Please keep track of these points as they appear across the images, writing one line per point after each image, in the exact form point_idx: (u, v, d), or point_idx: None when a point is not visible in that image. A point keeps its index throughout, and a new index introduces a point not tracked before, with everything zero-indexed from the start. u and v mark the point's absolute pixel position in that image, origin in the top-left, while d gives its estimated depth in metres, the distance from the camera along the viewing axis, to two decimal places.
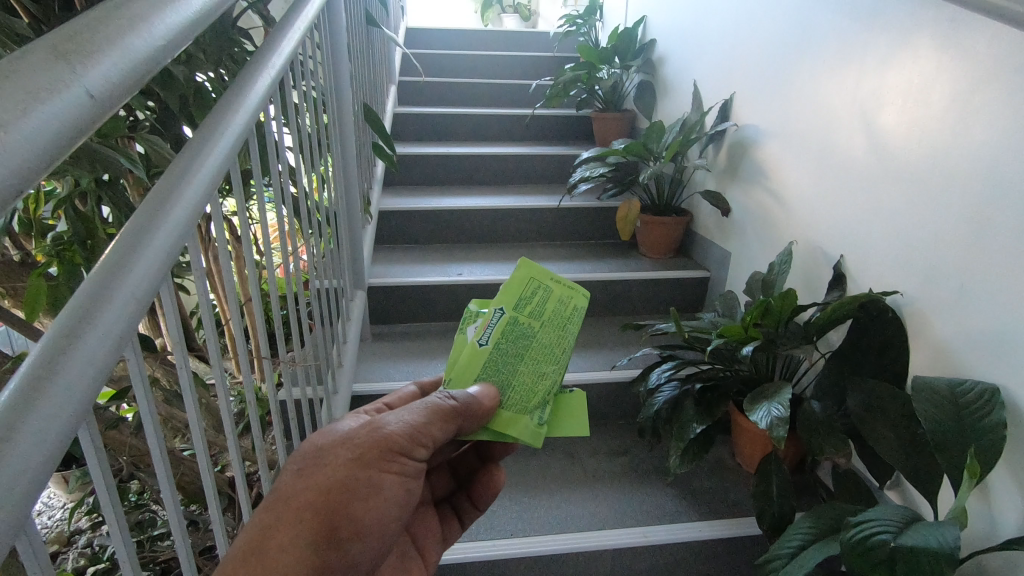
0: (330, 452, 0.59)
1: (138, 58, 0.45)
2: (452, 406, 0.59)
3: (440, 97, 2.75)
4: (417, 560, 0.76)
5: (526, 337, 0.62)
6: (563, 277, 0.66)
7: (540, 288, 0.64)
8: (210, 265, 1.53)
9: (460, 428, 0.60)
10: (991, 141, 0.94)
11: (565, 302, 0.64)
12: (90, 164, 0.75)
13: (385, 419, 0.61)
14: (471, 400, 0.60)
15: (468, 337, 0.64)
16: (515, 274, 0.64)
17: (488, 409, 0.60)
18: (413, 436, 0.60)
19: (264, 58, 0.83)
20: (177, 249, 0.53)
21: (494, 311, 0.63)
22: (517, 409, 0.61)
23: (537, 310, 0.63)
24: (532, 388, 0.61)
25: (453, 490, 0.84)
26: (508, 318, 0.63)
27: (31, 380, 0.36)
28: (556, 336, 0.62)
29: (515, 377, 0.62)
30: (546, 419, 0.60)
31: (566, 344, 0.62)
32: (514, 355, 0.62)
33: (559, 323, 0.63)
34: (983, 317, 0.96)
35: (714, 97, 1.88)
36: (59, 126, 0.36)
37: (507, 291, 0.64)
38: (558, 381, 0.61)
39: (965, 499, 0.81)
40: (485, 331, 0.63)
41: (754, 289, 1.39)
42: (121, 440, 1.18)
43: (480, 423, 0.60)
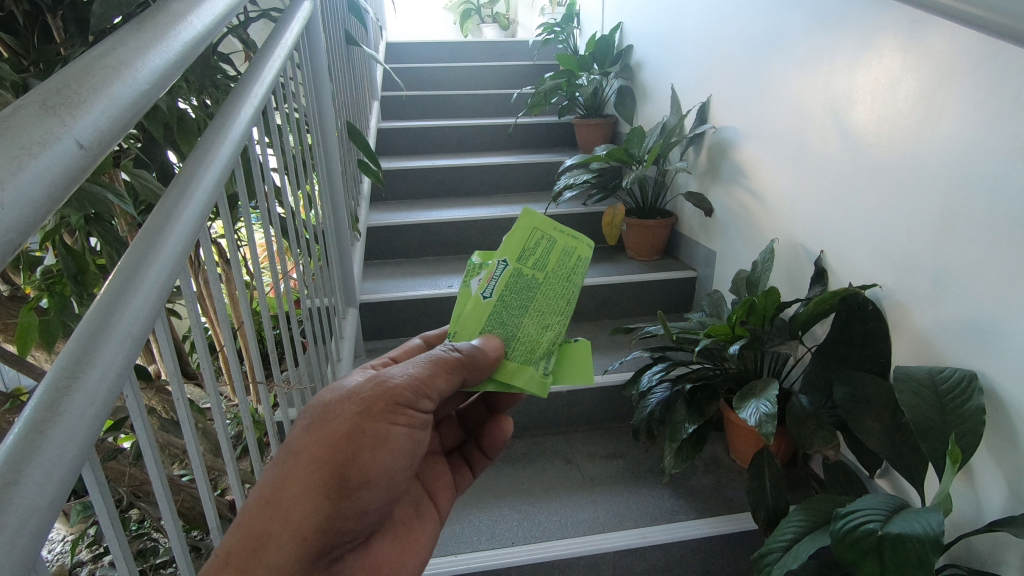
0: (338, 406, 0.59)
1: (125, 103, 0.46)
2: (457, 357, 0.61)
3: (423, 110, 2.77)
4: (430, 505, 0.77)
5: (530, 289, 0.62)
6: (567, 227, 0.64)
7: (544, 239, 0.63)
8: (201, 288, 1.53)
9: (466, 380, 0.61)
10: (957, 136, 0.98)
11: (569, 254, 0.63)
12: (78, 201, 0.77)
13: (390, 373, 0.62)
14: (476, 353, 0.61)
15: (473, 289, 0.64)
16: (517, 226, 0.62)
17: (492, 360, 0.61)
18: (417, 388, 0.61)
19: (246, 87, 0.85)
20: (171, 283, 0.54)
21: (497, 263, 0.62)
22: (521, 359, 0.62)
23: (541, 262, 0.62)
24: (536, 339, 0.63)
25: (462, 441, 0.86)
26: (512, 270, 0.62)
27: (33, 425, 0.37)
28: (560, 287, 0.62)
29: (521, 327, 0.62)
30: (550, 369, 0.62)
31: (571, 296, 0.62)
32: (518, 307, 0.62)
33: (565, 272, 0.62)
34: (958, 306, 0.99)
35: (692, 100, 1.91)
36: (53, 178, 0.37)
37: (511, 243, 0.63)
38: (561, 331, 0.62)
39: (949, 485, 0.83)
40: (489, 284, 0.63)
41: (739, 288, 1.41)
42: (120, 470, 1.18)
43: (486, 374, 0.61)
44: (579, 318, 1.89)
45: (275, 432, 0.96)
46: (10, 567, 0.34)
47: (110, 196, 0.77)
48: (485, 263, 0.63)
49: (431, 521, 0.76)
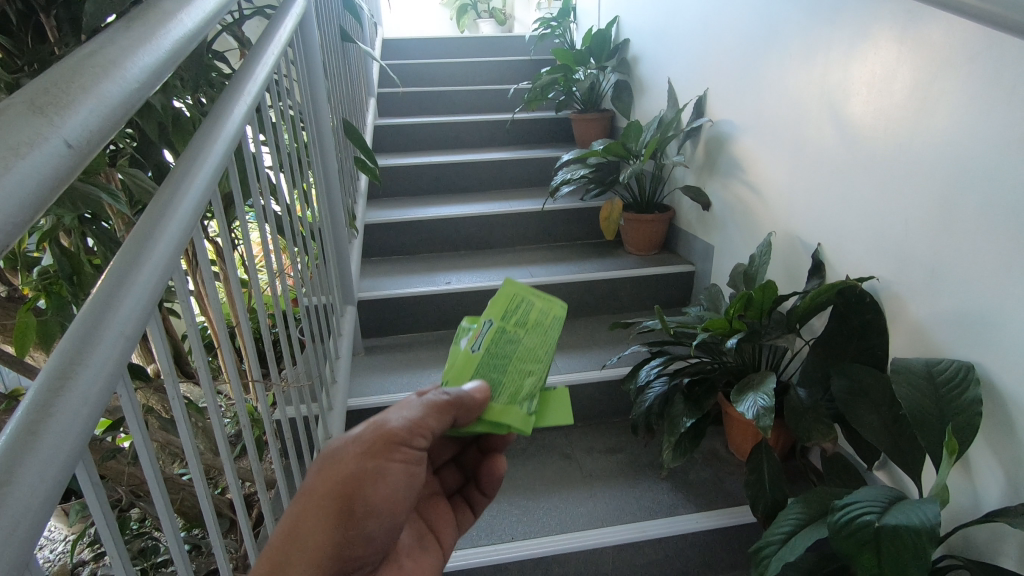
0: (342, 448, 0.60)
1: (115, 103, 0.46)
2: (446, 399, 0.60)
3: (420, 107, 2.77)
4: (433, 539, 0.76)
5: (513, 344, 0.62)
6: (545, 293, 0.65)
7: (524, 301, 0.64)
8: (198, 288, 1.53)
9: (456, 420, 0.61)
10: (953, 128, 0.97)
11: (546, 314, 0.63)
12: (70, 201, 0.76)
13: (388, 415, 0.62)
14: (464, 393, 0.60)
15: (461, 346, 0.64)
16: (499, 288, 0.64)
17: (479, 402, 0.60)
18: (414, 429, 0.61)
19: (239, 85, 0.84)
20: (164, 283, 0.54)
21: (482, 322, 0.63)
22: (507, 400, 0.60)
23: (523, 319, 0.63)
24: (519, 384, 0.61)
25: (463, 481, 0.84)
26: (496, 328, 0.62)
27: (26, 424, 0.38)
28: (540, 342, 0.62)
29: (505, 376, 0.61)
30: (535, 409, 0.60)
31: (552, 348, 0.61)
32: (503, 359, 0.62)
33: (545, 330, 0.62)
34: (955, 297, 1.00)
35: (689, 93, 1.90)
36: (41, 178, 0.37)
37: (494, 305, 0.63)
38: (543, 376, 0.61)
39: (946, 475, 0.83)
40: (476, 340, 0.63)
41: (737, 282, 1.41)
42: (119, 469, 1.19)
43: (474, 415, 0.60)
44: (577, 313, 1.89)
45: (273, 431, 0.96)
46: (5, 566, 0.34)
47: (104, 196, 0.77)
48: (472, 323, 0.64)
49: (432, 555, 0.75)
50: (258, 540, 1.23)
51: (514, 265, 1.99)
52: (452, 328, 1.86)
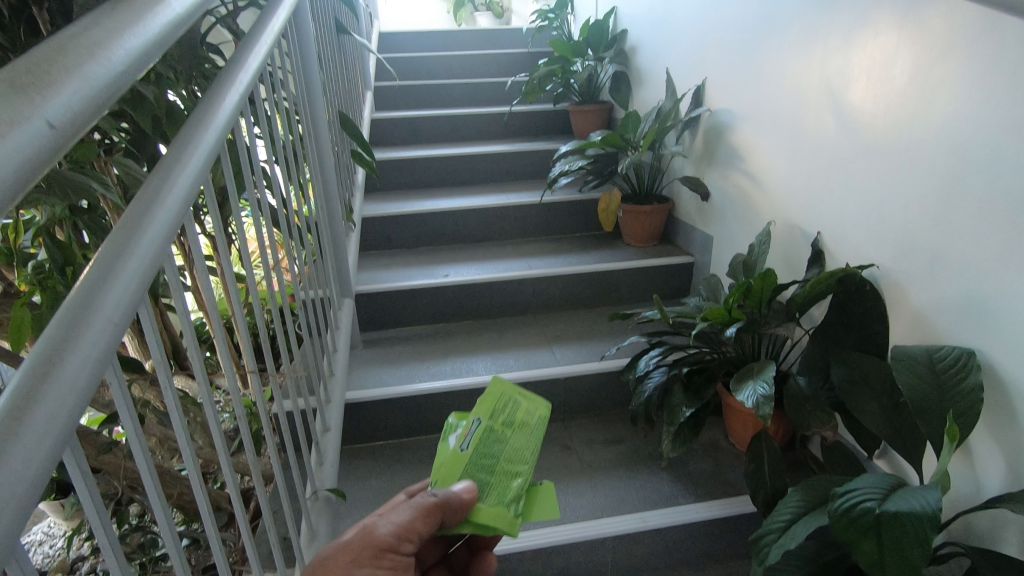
0: (333, 556, 0.64)
1: (100, 85, 0.45)
2: (434, 501, 0.65)
3: (417, 100, 2.75)
4: None
5: (501, 444, 0.69)
6: (529, 392, 0.74)
7: (511, 402, 0.72)
8: (195, 283, 1.52)
9: (443, 521, 0.65)
10: (953, 113, 0.96)
11: (533, 413, 0.72)
12: (62, 190, 0.74)
13: (377, 521, 0.67)
14: (451, 494, 0.65)
15: (450, 445, 0.71)
16: (488, 390, 0.71)
17: (466, 502, 0.64)
18: (401, 533, 0.65)
19: (231, 73, 0.83)
20: (154, 271, 0.53)
21: (472, 422, 0.70)
22: (494, 503, 0.65)
23: (510, 418, 0.70)
24: (506, 486, 0.66)
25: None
26: (485, 427, 0.70)
27: (11, 410, 0.37)
28: (525, 441, 0.69)
29: (492, 478, 0.67)
30: (521, 511, 0.66)
31: (536, 449, 0.68)
32: (490, 459, 0.68)
33: (528, 429, 0.70)
34: (955, 284, 0.99)
35: (687, 83, 1.89)
36: (21, 157, 0.36)
37: (482, 405, 0.71)
38: (529, 478, 0.67)
39: (947, 462, 0.82)
40: (465, 439, 0.70)
41: (736, 272, 1.40)
42: (117, 463, 1.18)
43: (462, 513, 0.65)
44: (577, 305, 1.89)
45: (270, 426, 0.96)
46: None
47: (96, 186, 0.75)
48: (461, 423, 0.72)
49: None
50: (257, 534, 1.23)
51: (512, 257, 1.98)
52: (451, 320, 1.85)
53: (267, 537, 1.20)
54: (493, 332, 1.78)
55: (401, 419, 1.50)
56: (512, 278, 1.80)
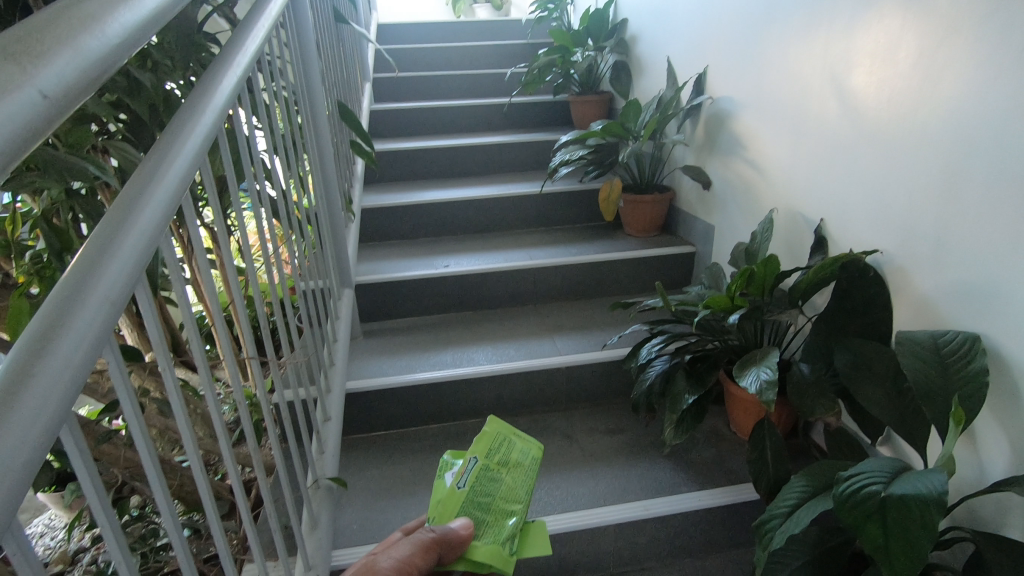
0: None
1: (94, 58, 0.44)
2: (434, 537, 0.80)
3: (416, 92, 2.74)
4: None
5: (494, 483, 0.93)
6: (522, 434, 1.01)
7: (506, 440, 0.99)
8: (194, 274, 1.51)
9: (440, 555, 0.80)
10: (960, 96, 0.95)
11: (526, 453, 0.98)
12: (58, 172, 0.73)
13: (377, 557, 0.77)
14: (449, 533, 0.82)
15: (451, 483, 0.94)
16: (487, 428, 1.00)
17: (464, 537, 0.82)
18: (400, 568, 0.76)
19: (229, 56, 0.81)
20: (151, 250, 0.52)
21: (471, 459, 0.95)
22: (490, 541, 0.86)
23: (502, 460, 0.96)
24: (501, 522, 0.89)
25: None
26: (481, 466, 0.95)
27: (5, 385, 0.36)
28: (516, 482, 0.94)
29: (488, 515, 0.89)
30: (515, 549, 0.87)
31: (524, 488, 0.93)
32: (486, 496, 0.91)
33: (522, 468, 0.96)
34: (960, 269, 0.98)
35: (689, 72, 1.87)
36: (13, 127, 0.35)
37: (480, 444, 0.97)
38: (521, 515, 0.90)
39: (952, 446, 0.82)
40: (463, 477, 0.93)
41: (738, 260, 1.40)
42: (116, 453, 1.17)
43: (457, 548, 0.82)
44: (578, 296, 1.88)
45: (271, 416, 0.94)
46: None
47: (92, 168, 0.74)
48: (460, 463, 0.96)
49: None
50: (259, 523, 1.23)
51: (513, 248, 1.97)
52: (452, 311, 1.84)
53: (269, 526, 1.20)
54: (493, 323, 1.78)
55: (402, 409, 1.50)
56: (513, 268, 1.79)
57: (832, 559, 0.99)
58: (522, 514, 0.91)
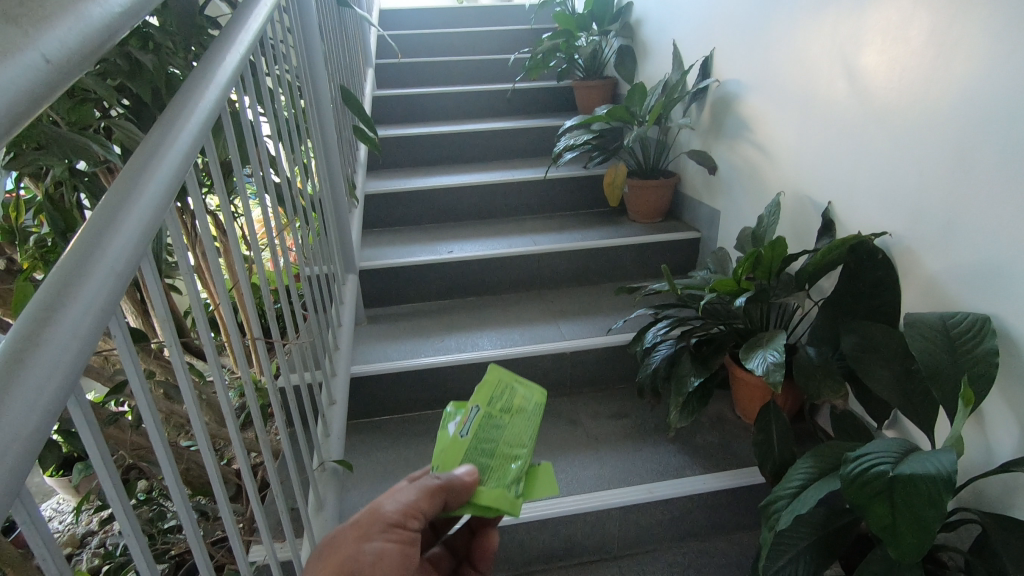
0: (341, 534, 0.62)
1: (96, 24, 0.43)
2: (438, 483, 0.62)
3: (419, 78, 2.71)
4: None
5: (498, 430, 0.67)
6: (527, 380, 0.73)
7: (509, 389, 0.71)
8: (198, 260, 1.51)
9: (447, 502, 0.62)
10: (973, 74, 0.94)
11: (531, 399, 0.71)
12: (62, 150, 0.73)
13: (381, 500, 0.64)
14: (453, 477, 0.62)
15: (449, 432, 0.68)
16: (487, 377, 0.71)
17: (468, 485, 0.62)
18: (408, 512, 0.63)
19: (232, 33, 0.79)
20: (156, 225, 0.51)
21: (469, 408, 0.69)
22: (495, 485, 0.63)
23: (507, 405, 0.69)
24: (506, 468, 0.65)
25: (457, 564, 0.81)
26: (483, 413, 0.68)
27: (11, 353, 0.36)
28: (525, 428, 0.68)
29: (492, 462, 0.65)
30: (522, 491, 0.63)
31: (534, 432, 0.67)
32: (489, 443, 0.66)
33: (526, 415, 0.69)
34: (970, 250, 0.97)
35: (695, 55, 1.85)
36: (16, 91, 0.34)
37: (481, 392, 0.70)
38: (528, 460, 0.65)
39: (961, 427, 0.81)
40: (463, 426, 0.68)
41: (745, 244, 1.39)
42: (123, 436, 1.18)
43: (465, 497, 0.62)
44: (582, 282, 1.88)
45: (278, 399, 0.94)
46: None
47: (96, 146, 0.74)
48: (458, 410, 0.70)
49: None
50: (267, 505, 1.24)
51: (516, 234, 1.97)
52: (455, 297, 1.84)
53: (276, 508, 1.21)
54: (497, 308, 1.77)
55: (406, 394, 1.50)
56: (517, 254, 1.79)
57: (838, 540, 0.99)
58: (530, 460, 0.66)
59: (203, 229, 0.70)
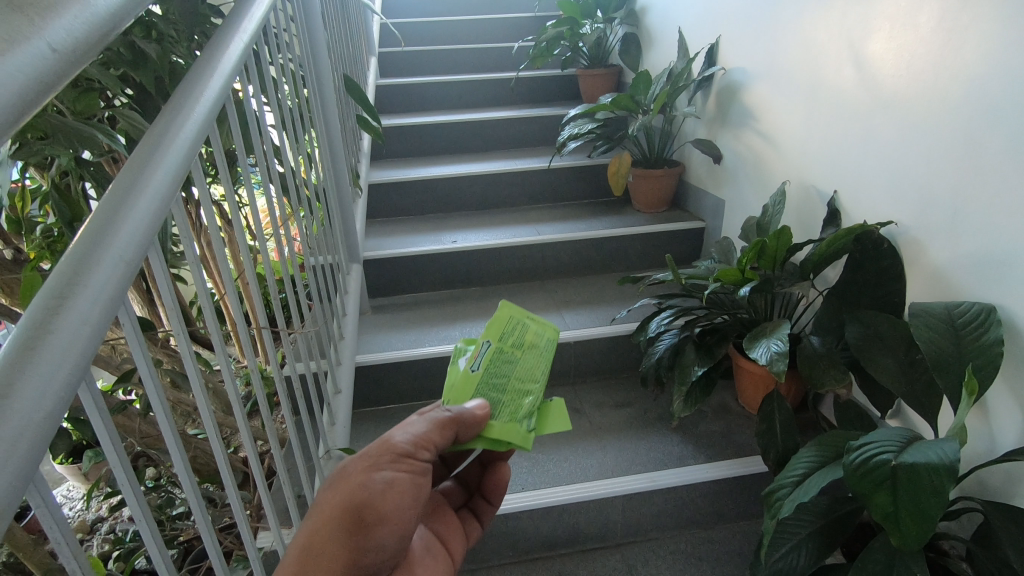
0: (352, 465, 0.62)
1: (102, 13, 0.43)
2: (449, 415, 0.62)
3: (422, 67, 2.70)
4: (443, 550, 0.77)
5: (511, 365, 0.66)
6: (537, 316, 0.72)
7: (520, 324, 0.69)
8: (204, 250, 1.52)
9: (458, 436, 0.63)
10: (983, 61, 0.93)
11: (542, 335, 0.70)
12: (68, 140, 0.73)
13: (391, 432, 0.64)
14: (465, 411, 0.62)
15: (460, 367, 0.68)
16: (498, 313, 0.69)
17: (480, 418, 0.62)
18: (418, 443, 0.63)
19: (236, 21, 0.79)
20: (164, 214, 0.52)
21: (481, 343, 0.67)
22: (507, 419, 0.63)
23: (520, 340, 0.68)
24: (519, 403, 0.64)
25: (468, 496, 0.85)
26: (495, 348, 0.67)
27: (23, 341, 0.36)
28: (536, 364, 0.67)
29: (504, 396, 0.64)
30: (534, 426, 0.63)
31: (547, 368, 0.67)
32: (501, 378, 0.66)
33: (538, 350, 0.68)
34: (976, 239, 0.97)
35: (701, 42, 1.83)
36: (24, 81, 0.35)
37: (491, 326, 0.68)
38: (540, 395, 0.65)
39: (965, 416, 0.81)
40: (475, 360, 0.67)
41: (749, 233, 1.38)
42: (131, 424, 1.19)
43: (475, 431, 0.62)
44: (586, 272, 1.88)
45: (283, 387, 0.94)
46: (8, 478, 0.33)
47: (101, 135, 0.74)
48: (470, 345, 0.69)
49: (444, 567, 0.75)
50: (273, 492, 1.25)
51: (520, 224, 1.96)
52: (459, 287, 1.84)
53: (283, 495, 1.22)
54: (501, 298, 1.78)
55: (410, 383, 1.51)
56: (521, 244, 1.78)
57: (840, 527, 0.99)
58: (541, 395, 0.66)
59: (209, 218, 0.70)
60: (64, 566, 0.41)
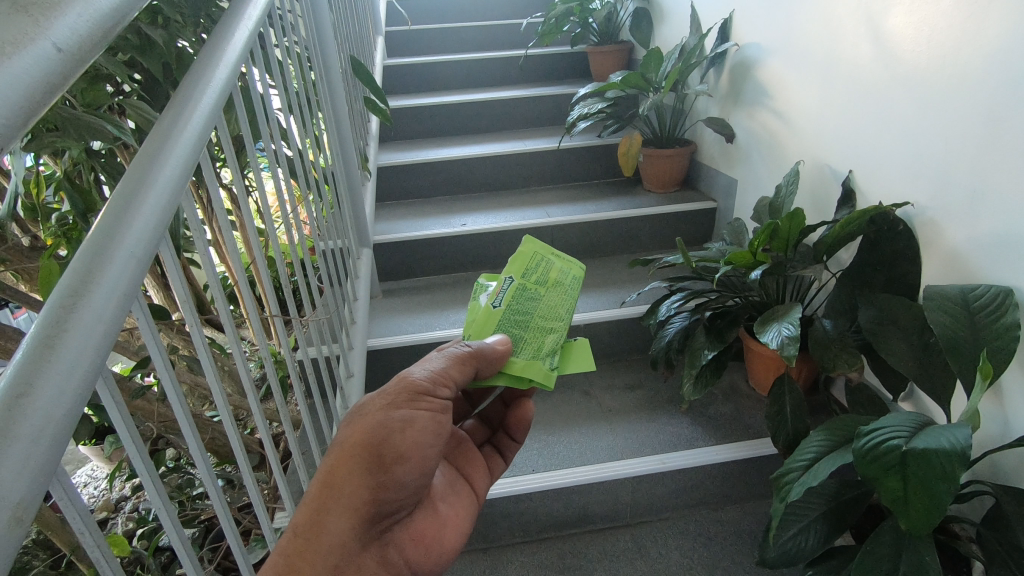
0: (370, 401, 0.63)
1: (106, 10, 0.42)
2: (468, 350, 0.64)
3: (429, 45, 2.66)
4: (466, 485, 0.78)
5: (533, 301, 0.69)
6: (562, 253, 0.74)
7: (543, 262, 0.72)
8: (215, 236, 1.53)
9: (478, 372, 0.65)
10: (1005, 35, 0.89)
11: (565, 273, 0.72)
12: (77, 132, 0.72)
13: (411, 368, 0.66)
14: (485, 345, 0.65)
15: (481, 303, 0.70)
16: (521, 249, 0.71)
17: (500, 353, 0.64)
18: (437, 380, 0.64)
19: (240, 7, 0.78)
20: (173, 207, 0.52)
21: (504, 280, 0.70)
22: (529, 356, 0.66)
23: (543, 278, 0.71)
24: (541, 341, 0.67)
25: (491, 433, 0.87)
26: (517, 285, 0.70)
27: (42, 338, 0.37)
28: (559, 300, 0.69)
29: (526, 333, 0.67)
30: (556, 364, 0.66)
31: (570, 304, 0.69)
32: (522, 315, 0.68)
33: (562, 287, 0.71)
34: (994, 220, 0.95)
35: (715, 16, 1.78)
36: (32, 82, 0.35)
37: (515, 263, 0.71)
38: (564, 334, 0.68)
39: (977, 400, 0.81)
40: (497, 296, 0.70)
41: (762, 214, 1.36)
42: (149, 408, 1.22)
43: (497, 367, 0.64)
44: (596, 253, 1.87)
45: (296, 373, 0.94)
46: (31, 476, 0.34)
47: (110, 127, 0.73)
48: (491, 282, 0.71)
49: (467, 500, 0.77)
50: (288, 474, 1.28)
51: (531, 205, 1.95)
52: (470, 270, 1.84)
53: (297, 477, 1.25)
54: None
55: None
56: (530, 226, 1.77)
57: (847, 510, 1.00)
58: (566, 334, 0.68)
59: (218, 207, 0.71)
60: (86, 555, 0.43)
